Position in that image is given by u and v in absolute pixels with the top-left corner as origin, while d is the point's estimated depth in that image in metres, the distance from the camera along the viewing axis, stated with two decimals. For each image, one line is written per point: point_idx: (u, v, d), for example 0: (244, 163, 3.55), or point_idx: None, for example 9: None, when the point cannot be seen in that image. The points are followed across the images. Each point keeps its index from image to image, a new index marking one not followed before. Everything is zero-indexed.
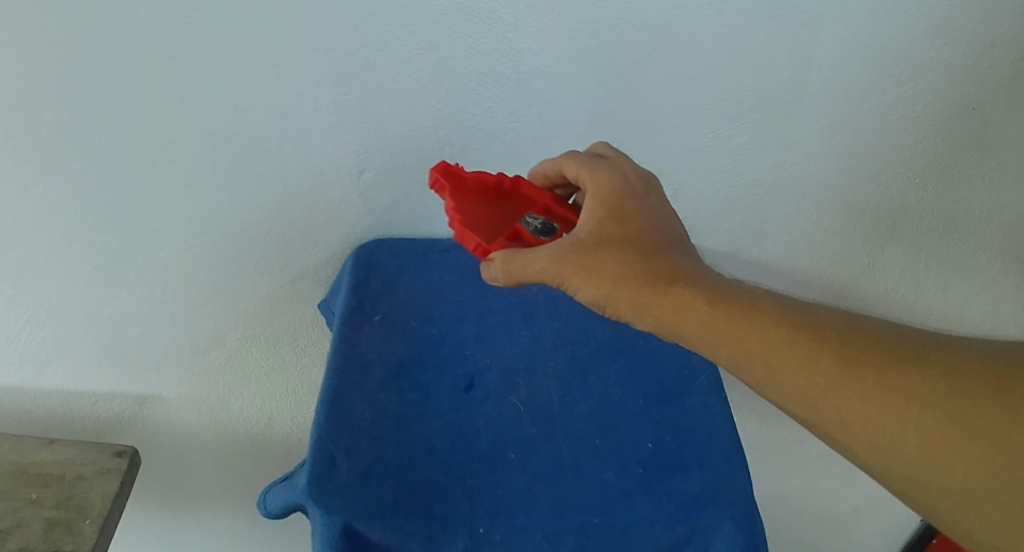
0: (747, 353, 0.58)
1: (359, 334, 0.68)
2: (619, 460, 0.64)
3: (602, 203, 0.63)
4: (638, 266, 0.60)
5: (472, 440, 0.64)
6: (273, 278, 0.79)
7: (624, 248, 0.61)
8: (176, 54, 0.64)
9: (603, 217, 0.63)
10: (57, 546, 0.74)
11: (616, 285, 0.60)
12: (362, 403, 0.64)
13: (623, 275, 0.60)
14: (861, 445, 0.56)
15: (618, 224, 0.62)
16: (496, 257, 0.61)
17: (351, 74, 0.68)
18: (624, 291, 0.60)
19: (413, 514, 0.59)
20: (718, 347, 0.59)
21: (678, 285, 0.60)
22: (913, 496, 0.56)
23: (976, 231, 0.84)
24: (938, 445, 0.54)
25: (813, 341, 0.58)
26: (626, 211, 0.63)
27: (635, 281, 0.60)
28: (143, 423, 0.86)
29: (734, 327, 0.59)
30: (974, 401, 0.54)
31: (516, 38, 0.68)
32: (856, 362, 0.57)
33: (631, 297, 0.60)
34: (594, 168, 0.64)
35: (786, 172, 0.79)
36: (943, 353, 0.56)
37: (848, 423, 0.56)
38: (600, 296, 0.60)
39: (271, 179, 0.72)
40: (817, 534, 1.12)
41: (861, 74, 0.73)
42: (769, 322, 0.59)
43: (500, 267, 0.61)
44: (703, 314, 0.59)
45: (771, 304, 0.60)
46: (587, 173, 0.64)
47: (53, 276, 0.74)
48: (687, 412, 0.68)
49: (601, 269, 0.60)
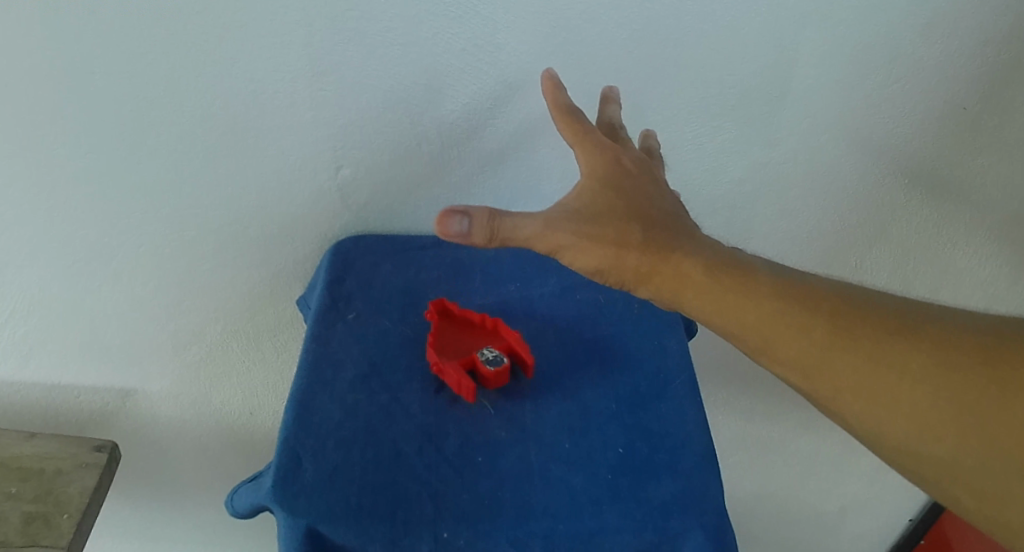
0: (746, 323, 0.55)
1: (331, 333, 0.66)
2: (588, 465, 0.60)
3: (597, 180, 0.59)
4: (636, 236, 0.56)
5: (439, 443, 0.60)
6: (252, 273, 0.78)
7: (622, 219, 0.57)
8: (151, 48, 0.64)
9: (599, 190, 0.58)
10: (34, 540, 0.74)
11: (619, 252, 0.55)
12: (330, 403, 0.61)
13: (624, 243, 0.56)
14: (855, 416, 0.54)
15: (614, 198, 0.58)
16: (478, 213, 0.53)
17: (327, 70, 0.67)
18: (626, 259, 0.55)
19: (377, 518, 0.56)
20: (714, 317, 0.56)
21: (676, 253, 0.56)
22: (902, 465, 0.54)
23: (966, 230, 0.83)
24: (928, 416, 0.52)
25: (812, 312, 0.55)
26: (621, 185, 0.59)
27: (636, 249, 0.56)
28: (127, 417, 0.86)
29: (735, 299, 0.55)
30: (966, 374, 0.52)
31: (494, 33, 0.67)
32: (852, 333, 0.54)
33: (633, 266, 0.56)
34: (590, 142, 0.61)
35: (771, 171, 0.77)
36: (935, 326, 0.54)
37: (844, 394, 0.54)
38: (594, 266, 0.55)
39: (250, 175, 0.72)
40: (805, 533, 1.11)
41: (848, 72, 0.71)
42: (767, 291, 0.56)
43: (484, 224, 0.52)
44: (701, 284, 0.56)
45: (769, 274, 0.57)
46: (582, 147, 0.61)
47: (35, 269, 0.75)
48: (661, 416, 0.63)
49: (601, 235, 0.55)
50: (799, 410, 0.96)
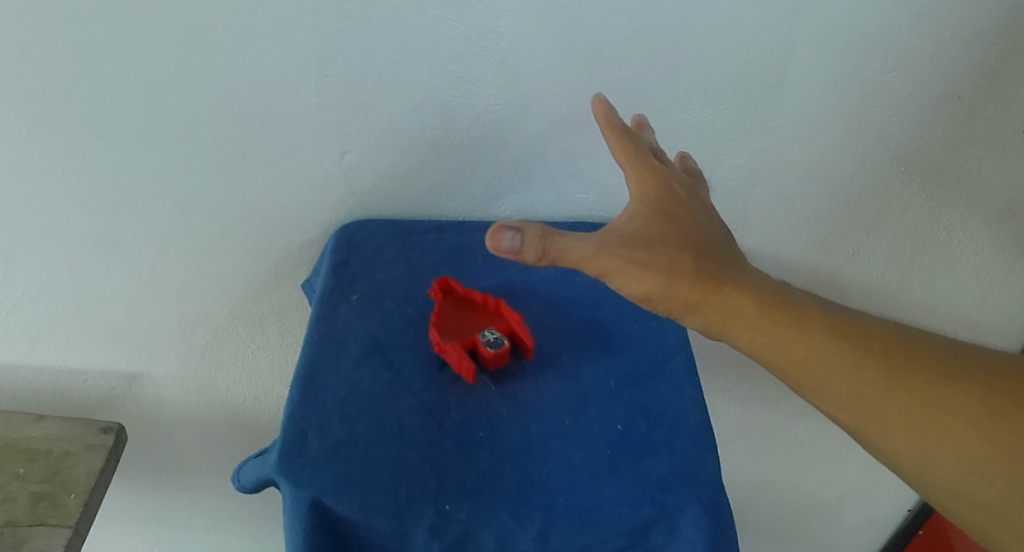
0: (793, 356, 0.57)
1: (336, 313, 0.67)
2: (588, 441, 0.61)
3: (650, 205, 0.61)
4: (686, 265, 0.59)
5: (442, 419, 0.61)
6: (257, 258, 0.79)
7: (672, 247, 0.59)
8: (160, 34, 0.65)
9: (650, 216, 0.61)
10: (42, 520, 0.75)
11: (667, 281, 0.58)
12: (336, 380, 0.63)
13: (673, 272, 0.58)
14: (899, 453, 0.56)
15: (666, 225, 0.61)
16: (528, 234, 0.57)
17: (333, 57, 0.69)
18: (672, 288, 0.58)
19: (380, 490, 0.57)
20: (760, 348, 0.58)
21: (723, 285, 0.59)
22: (947, 506, 0.55)
23: (961, 219, 0.84)
24: (974, 456, 0.53)
25: (857, 348, 0.57)
26: (673, 213, 0.61)
27: (685, 279, 0.58)
28: (133, 401, 0.88)
29: (782, 333, 0.58)
30: (1010, 417, 0.53)
31: (497, 21, 0.69)
32: (897, 371, 0.56)
33: (681, 295, 0.58)
34: (644, 166, 0.63)
35: (769, 159, 0.79)
36: (979, 365, 0.56)
37: (890, 431, 0.56)
38: (642, 293, 0.58)
39: (256, 159, 0.73)
40: (803, 521, 1.13)
41: (844, 61, 0.73)
42: (814, 324, 0.58)
43: (531, 249, 0.56)
44: (748, 316, 0.58)
45: (815, 308, 0.59)
46: (635, 171, 0.63)
47: (44, 254, 0.76)
48: (660, 394, 0.64)
49: (651, 263, 0.58)
50: (796, 398, 0.97)
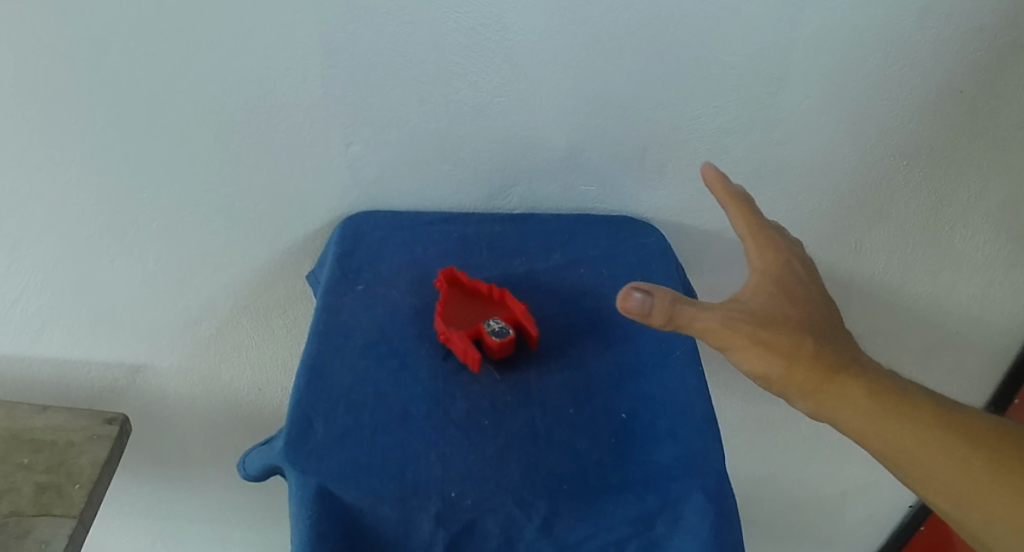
0: (901, 446, 0.58)
1: (342, 303, 0.68)
2: (592, 429, 0.61)
3: (773, 282, 0.62)
4: (808, 349, 0.59)
5: (448, 407, 0.62)
6: (262, 249, 0.80)
7: (796, 329, 0.59)
8: (166, 25, 0.66)
9: (775, 294, 0.61)
10: (46, 510, 0.76)
11: (789, 363, 0.58)
12: (342, 368, 0.63)
13: (797, 356, 0.58)
14: (996, 542, 0.57)
15: (789, 305, 0.61)
16: (658, 296, 0.55)
17: (338, 48, 0.69)
18: (793, 371, 0.58)
19: (386, 476, 0.58)
20: (871, 438, 0.59)
21: (843, 372, 0.59)
22: None
23: (965, 214, 0.84)
24: None
25: (959, 437, 0.58)
26: (795, 292, 0.62)
27: (808, 365, 0.58)
28: (137, 392, 0.88)
29: (894, 424, 0.58)
30: None
31: (501, 13, 0.69)
32: (996, 461, 0.58)
33: (801, 380, 0.58)
34: (766, 246, 0.64)
35: (772, 152, 0.79)
36: None
37: (987, 519, 0.57)
38: (763, 373, 0.58)
39: (261, 150, 0.73)
40: (805, 516, 1.13)
41: (846, 55, 0.73)
42: (924, 415, 0.59)
43: (662, 310, 0.55)
44: (864, 405, 0.58)
45: (925, 397, 0.60)
46: (759, 248, 0.64)
47: (50, 243, 0.77)
48: (664, 384, 0.65)
49: (776, 344, 0.58)
50: None
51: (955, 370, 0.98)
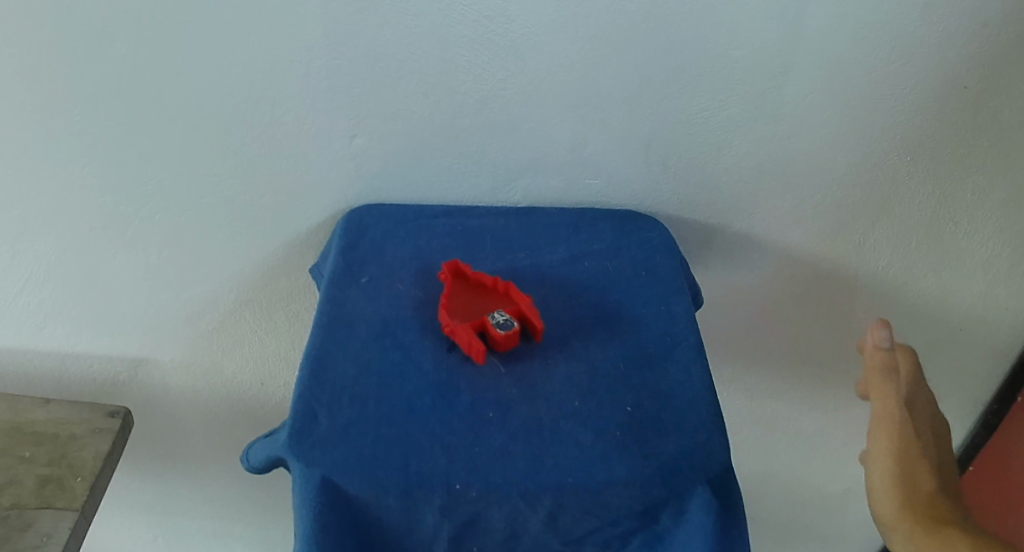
0: None
1: (346, 296, 0.68)
2: (598, 421, 0.61)
3: (925, 427, 0.67)
4: (925, 488, 0.63)
5: (453, 399, 0.61)
6: (265, 242, 0.79)
7: (927, 461, 0.64)
8: (170, 17, 0.66)
9: (924, 437, 0.67)
10: (48, 502, 0.75)
11: (903, 501, 0.62)
12: (346, 360, 0.63)
13: (917, 488, 0.63)
14: None
15: (931, 449, 0.66)
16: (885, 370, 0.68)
17: (342, 39, 0.69)
18: (911, 508, 0.62)
19: (390, 468, 0.58)
20: None
21: (952, 524, 0.61)
22: None
23: (969, 210, 0.84)
24: None
25: None
26: (930, 442, 0.67)
27: (925, 501, 0.62)
28: (139, 386, 0.88)
29: None
30: None
31: (505, 5, 0.69)
32: None
33: (914, 520, 0.61)
34: (929, 403, 0.69)
35: (776, 147, 0.79)
36: None
37: None
38: (889, 500, 0.63)
39: (264, 143, 0.73)
40: (807, 513, 1.13)
41: (851, 48, 0.73)
42: None
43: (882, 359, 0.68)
44: None
45: None
46: (920, 399, 0.69)
47: (52, 236, 0.77)
48: (669, 377, 0.64)
49: (903, 471, 0.63)
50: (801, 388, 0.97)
51: (958, 369, 0.97)
